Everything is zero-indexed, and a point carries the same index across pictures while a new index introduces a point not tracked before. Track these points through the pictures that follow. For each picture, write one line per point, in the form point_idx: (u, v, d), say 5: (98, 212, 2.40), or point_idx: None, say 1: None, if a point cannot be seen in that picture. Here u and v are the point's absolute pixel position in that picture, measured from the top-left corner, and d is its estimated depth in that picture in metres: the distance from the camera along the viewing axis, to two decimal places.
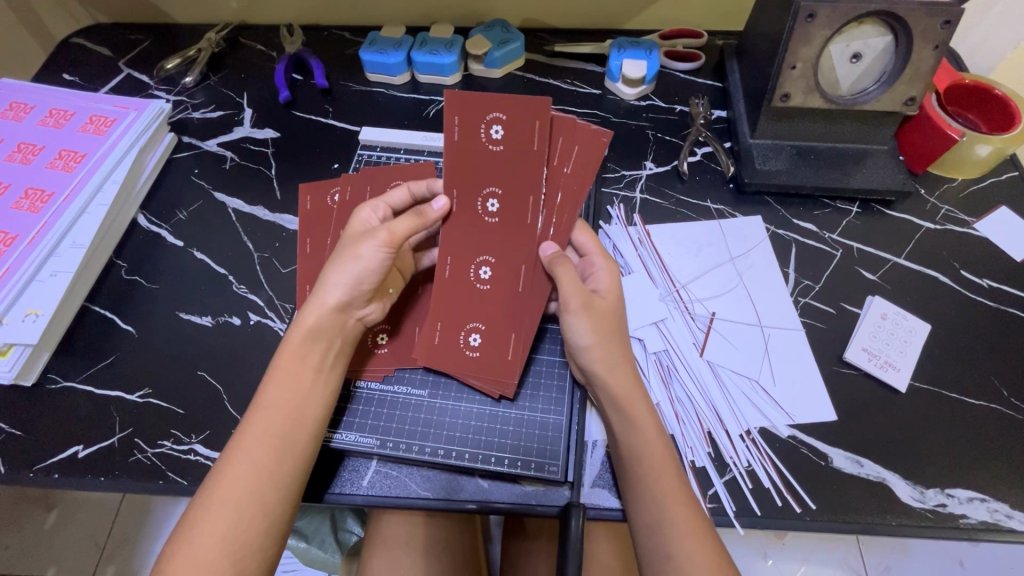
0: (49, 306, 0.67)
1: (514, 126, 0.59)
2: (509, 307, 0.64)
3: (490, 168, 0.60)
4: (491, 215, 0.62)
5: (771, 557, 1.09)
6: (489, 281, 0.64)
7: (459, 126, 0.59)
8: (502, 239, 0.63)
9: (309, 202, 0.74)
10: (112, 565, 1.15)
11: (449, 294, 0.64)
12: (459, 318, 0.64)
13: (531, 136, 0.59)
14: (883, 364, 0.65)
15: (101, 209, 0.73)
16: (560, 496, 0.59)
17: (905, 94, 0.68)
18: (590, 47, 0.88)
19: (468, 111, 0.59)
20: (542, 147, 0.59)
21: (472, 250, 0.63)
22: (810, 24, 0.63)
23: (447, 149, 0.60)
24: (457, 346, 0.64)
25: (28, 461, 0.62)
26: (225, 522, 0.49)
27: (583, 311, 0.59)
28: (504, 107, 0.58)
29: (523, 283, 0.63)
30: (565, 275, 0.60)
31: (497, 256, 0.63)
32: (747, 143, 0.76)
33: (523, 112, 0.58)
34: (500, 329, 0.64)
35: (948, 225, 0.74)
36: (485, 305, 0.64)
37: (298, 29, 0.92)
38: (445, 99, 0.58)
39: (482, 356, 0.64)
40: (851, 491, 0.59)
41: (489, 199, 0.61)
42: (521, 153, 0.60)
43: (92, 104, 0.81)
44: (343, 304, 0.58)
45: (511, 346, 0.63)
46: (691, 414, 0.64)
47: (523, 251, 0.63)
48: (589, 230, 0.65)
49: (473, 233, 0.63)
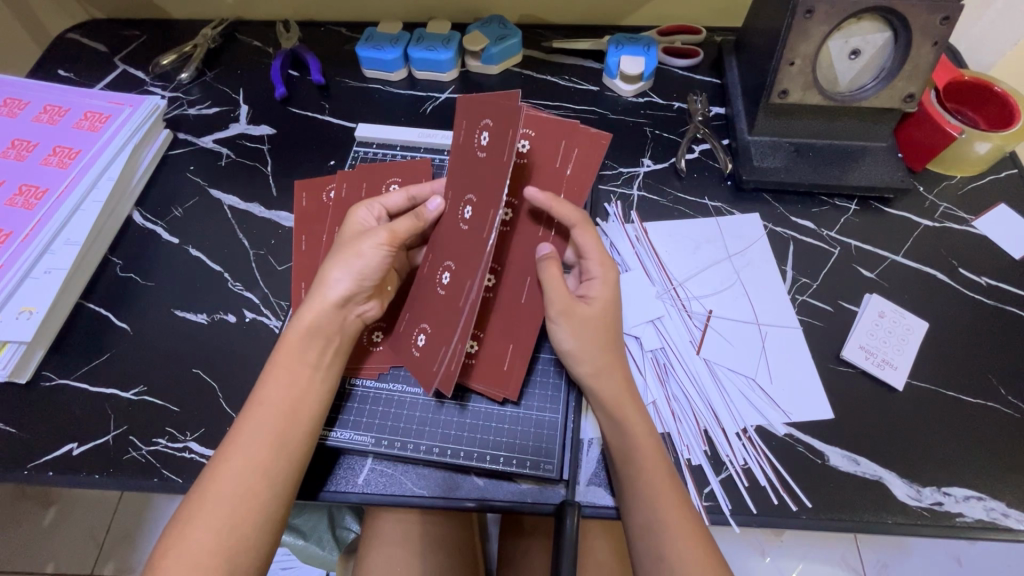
0: (44, 303, 0.66)
1: (497, 134, 0.55)
2: (452, 321, 0.57)
3: (475, 174, 0.57)
4: (465, 221, 0.58)
5: (769, 554, 1.09)
6: (446, 287, 0.59)
7: (463, 130, 0.59)
8: (465, 248, 0.57)
9: (304, 199, 0.73)
10: (112, 562, 1.15)
11: (420, 295, 0.62)
12: (420, 314, 0.62)
13: (505, 147, 0.53)
14: (881, 362, 0.64)
15: (96, 205, 0.72)
16: (556, 494, 0.59)
17: (905, 90, 0.67)
18: (588, 43, 0.87)
19: (471, 114, 0.58)
20: (508, 160, 0.53)
21: (444, 252, 0.60)
22: (809, 19, 0.62)
23: (454, 150, 0.60)
24: (410, 342, 0.62)
25: (22, 459, 0.62)
26: (219, 519, 0.49)
27: (564, 318, 0.59)
28: (495, 115, 0.55)
29: (465, 301, 0.56)
30: (554, 280, 0.59)
31: (457, 264, 0.58)
32: (745, 140, 0.76)
33: (504, 122, 0.53)
34: (439, 338, 0.58)
35: (947, 223, 0.73)
36: (439, 312, 0.59)
37: (296, 25, 0.91)
38: (459, 102, 0.59)
39: (421, 359, 0.60)
40: (847, 490, 0.58)
41: (467, 204, 0.58)
42: (496, 163, 0.54)
43: (87, 99, 0.80)
44: (344, 301, 0.58)
45: (509, 356, 0.63)
46: (688, 412, 0.63)
47: (475, 266, 0.56)
48: (592, 232, 0.60)
49: (450, 236, 0.60)
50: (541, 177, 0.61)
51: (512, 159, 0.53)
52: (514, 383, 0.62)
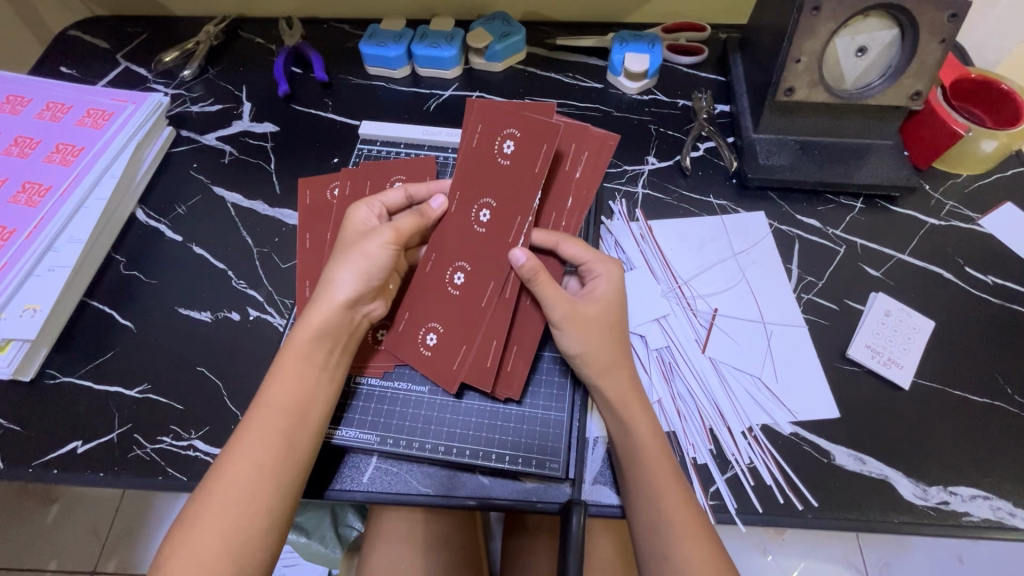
0: (48, 301, 0.66)
1: (526, 145, 0.58)
2: (475, 320, 0.61)
3: (495, 180, 0.59)
4: (481, 224, 0.60)
5: (771, 552, 1.09)
6: (460, 287, 0.61)
7: (478, 133, 0.59)
8: (482, 251, 0.60)
9: (308, 196, 0.73)
10: (114, 560, 1.15)
11: (423, 294, 0.62)
12: (424, 313, 0.63)
13: (539, 160, 0.57)
14: (887, 361, 0.64)
15: (99, 203, 0.72)
16: (561, 492, 0.59)
17: (911, 88, 0.67)
18: (592, 40, 0.87)
19: (490, 120, 0.58)
20: (541, 173, 0.57)
21: (453, 252, 0.61)
22: (816, 16, 0.62)
23: (464, 152, 0.60)
24: (414, 341, 0.63)
25: (27, 457, 0.62)
26: (225, 519, 0.49)
27: (568, 323, 0.58)
28: (522, 125, 0.57)
29: (490, 299, 0.60)
30: (549, 292, 0.58)
31: (473, 265, 0.61)
32: (751, 138, 0.75)
33: (537, 134, 0.57)
34: (457, 336, 0.62)
35: (953, 221, 0.73)
36: (453, 311, 0.62)
37: (298, 21, 0.91)
38: (472, 106, 0.59)
39: (435, 356, 0.62)
40: (854, 490, 0.58)
41: (483, 208, 0.60)
42: (526, 174, 0.58)
43: (90, 96, 0.80)
44: (350, 302, 0.57)
45: (513, 357, 0.63)
46: (693, 410, 0.63)
47: (500, 268, 0.60)
48: (579, 240, 0.61)
49: (462, 237, 0.61)
50: (553, 180, 0.62)
51: (544, 172, 0.57)
52: (518, 381, 0.62)
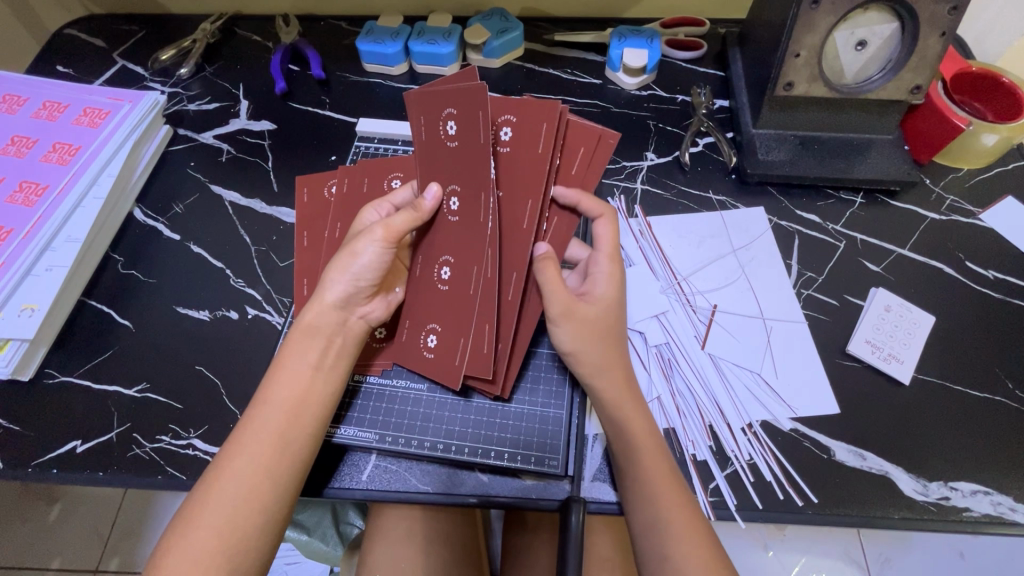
0: (46, 301, 0.66)
1: (466, 122, 0.56)
2: (467, 310, 0.60)
3: (454, 165, 0.58)
4: (453, 213, 0.59)
5: (771, 548, 1.09)
6: (448, 282, 0.61)
7: (423, 127, 0.58)
8: (465, 240, 0.59)
9: (305, 194, 0.72)
10: (117, 558, 1.15)
11: (418, 297, 0.63)
12: (423, 316, 0.63)
13: (480, 130, 0.56)
14: (887, 357, 0.64)
15: (96, 202, 0.72)
16: (561, 489, 0.59)
17: (911, 82, 0.66)
18: (590, 36, 0.87)
19: (428, 108, 0.57)
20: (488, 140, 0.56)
21: (437, 249, 0.61)
22: (815, 10, 0.62)
23: (418, 149, 0.60)
24: (417, 346, 0.63)
25: (25, 457, 0.62)
26: (220, 519, 0.48)
27: (564, 319, 0.58)
28: (456, 101, 0.56)
29: (476, 285, 0.59)
30: (554, 281, 0.57)
31: (457, 256, 0.60)
32: (751, 133, 0.75)
33: (470, 102, 0.55)
34: (455, 331, 0.61)
35: (954, 216, 0.73)
36: (445, 307, 0.61)
37: (295, 19, 0.90)
38: (408, 99, 0.58)
39: (436, 358, 0.62)
40: (854, 484, 0.58)
41: (451, 197, 0.59)
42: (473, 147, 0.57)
43: (87, 95, 0.80)
44: (343, 302, 0.57)
45: (488, 338, 0.59)
46: (692, 407, 0.63)
47: (480, 253, 0.59)
48: (612, 223, 0.62)
49: (444, 232, 0.60)
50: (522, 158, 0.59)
51: (489, 141, 0.56)
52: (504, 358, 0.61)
